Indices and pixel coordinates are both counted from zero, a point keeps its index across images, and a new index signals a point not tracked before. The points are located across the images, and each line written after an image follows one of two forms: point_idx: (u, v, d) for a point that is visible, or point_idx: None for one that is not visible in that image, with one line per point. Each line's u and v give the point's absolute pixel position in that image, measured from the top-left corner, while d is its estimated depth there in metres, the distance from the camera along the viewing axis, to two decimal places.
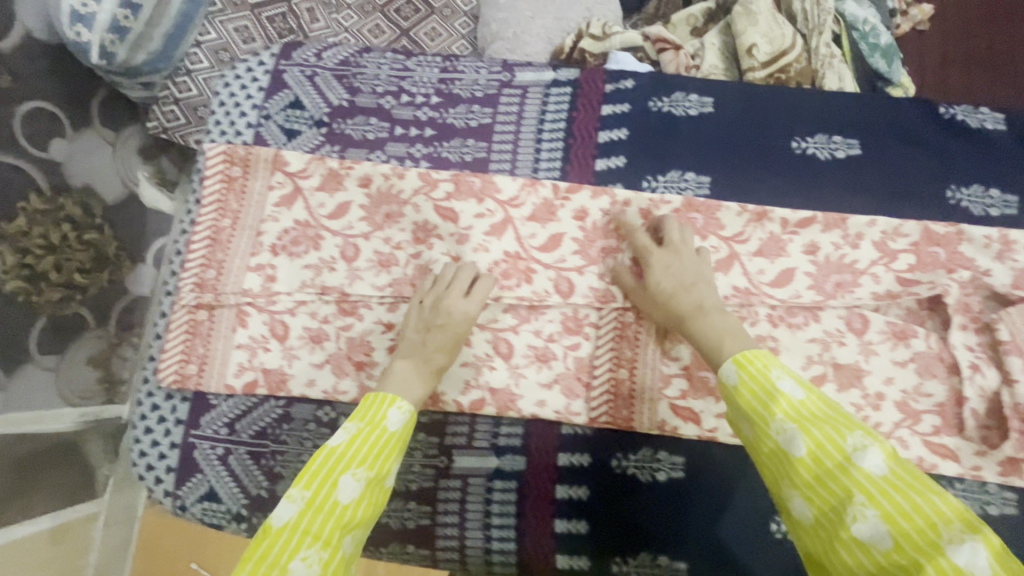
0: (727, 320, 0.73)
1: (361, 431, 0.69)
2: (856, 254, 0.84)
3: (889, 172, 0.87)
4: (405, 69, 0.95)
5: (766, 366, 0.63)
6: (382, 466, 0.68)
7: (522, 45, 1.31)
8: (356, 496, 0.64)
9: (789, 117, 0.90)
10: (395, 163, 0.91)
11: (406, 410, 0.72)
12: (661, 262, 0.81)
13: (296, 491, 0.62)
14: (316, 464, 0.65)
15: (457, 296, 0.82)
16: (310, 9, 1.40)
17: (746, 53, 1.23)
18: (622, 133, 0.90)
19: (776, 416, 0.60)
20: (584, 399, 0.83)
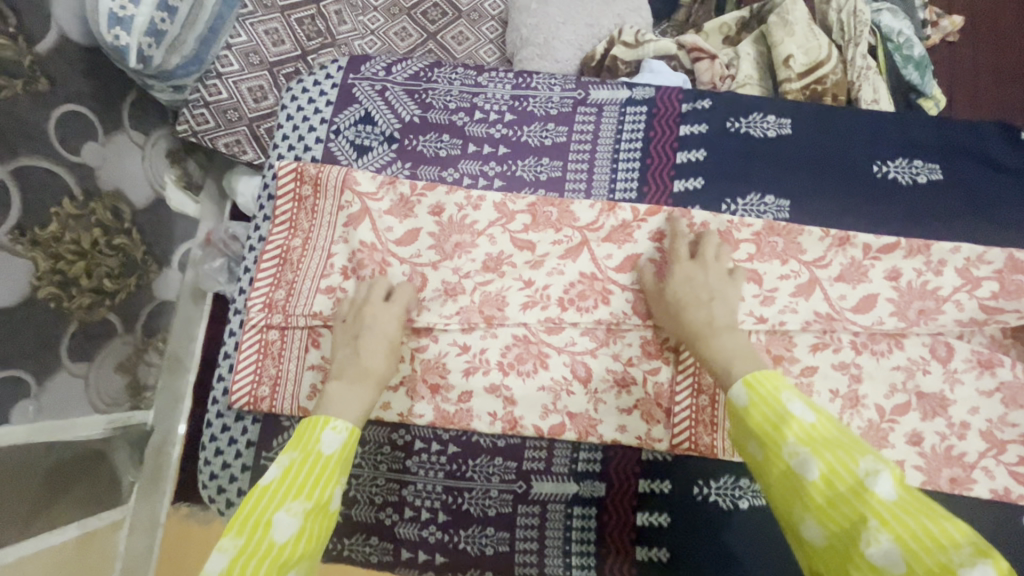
0: (740, 342, 0.73)
1: (295, 463, 0.65)
2: (939, 281, 0.83)
3: (970, 197, 0.86)
4: (477, 85, 0.94)
5: (776, 388, 0.63)
6: (323, 493, 0.64)
7: (552, 51, 1.30)
8: (294, 532, 0.60)
9: (867, 140, 0.89)
10: (469, 182, 0.90)
11: (343, 431, 0.69)
12: (688, 272, 0.80)
13: (228, 540, 0.58)
14: (247, 506, 0.61)
15: (378, 305, 0.82)
16: (337, 11, 1.37)
17: (782, 64, 1.22)
18: (701, 154, 0.89)
19: (788, 439, 0.59)
20: (664, 425, 0.82)
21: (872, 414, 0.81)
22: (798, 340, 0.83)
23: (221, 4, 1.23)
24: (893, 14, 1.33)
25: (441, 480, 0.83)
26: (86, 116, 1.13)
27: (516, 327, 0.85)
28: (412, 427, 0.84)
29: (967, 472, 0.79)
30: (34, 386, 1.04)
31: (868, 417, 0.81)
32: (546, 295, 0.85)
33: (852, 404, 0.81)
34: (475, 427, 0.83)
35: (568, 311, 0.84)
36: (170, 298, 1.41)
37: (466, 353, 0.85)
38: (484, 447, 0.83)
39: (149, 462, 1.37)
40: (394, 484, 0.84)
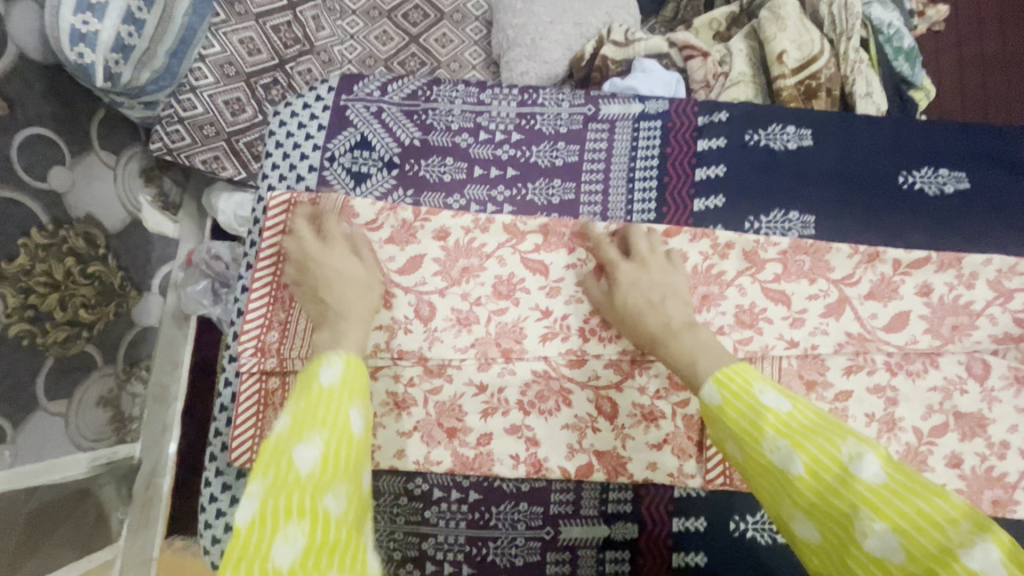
0: (703, 337, 0.70)
1: (299, 404, 0.55)
2: (971, 295, 0.80)
3: (994, 203, 0.83)
4: (480, 103, 0.88)
5: (748, 381, 0.56)
6: (339, 416, 0.54)
7: (541, 51, 1.23)
8: (320, 458, 0.50)
9: (891, 149, 0.85)
10: (477, 209, 0.84)
11: (338, 360, 0.59)
12: (629, 278, 0.77)
13: (255, 483, 0.48)
14: (261, 454, 0.51)
15: (345, 255, 0.79)
16: (315, 17, 1.28)
17: (776, 61, 1.17)
18: (720, 170, 0.85)
19: (767, 433, 0.52)
20: (697, 459, 0.78)
21: (910, 437, 0.78)
22: (830, 363, 0.79)
23: (191, 16, 1.14)
24: (884, 5, 1.29)
25: (464, 531, 0.78)
26: (49, 138, 1.03)
27: (535, 361, 0.80)
28: (429, 475, 0.79)
29: (1009, 492, 0.76)
30: (10, 430, 0.96)
31: (906, 440, 0.78)
32: (566, 326, 0.81)
33: (890, 427, 0.78)
34: (497, 472, 0.78)
35: (590, 343, 0.80)
36: (151, 324, 1.32)
37: (484, 393, 0.80)
38: (507, 493, 0.78)
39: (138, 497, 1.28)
40: (413, 538, 0.78)
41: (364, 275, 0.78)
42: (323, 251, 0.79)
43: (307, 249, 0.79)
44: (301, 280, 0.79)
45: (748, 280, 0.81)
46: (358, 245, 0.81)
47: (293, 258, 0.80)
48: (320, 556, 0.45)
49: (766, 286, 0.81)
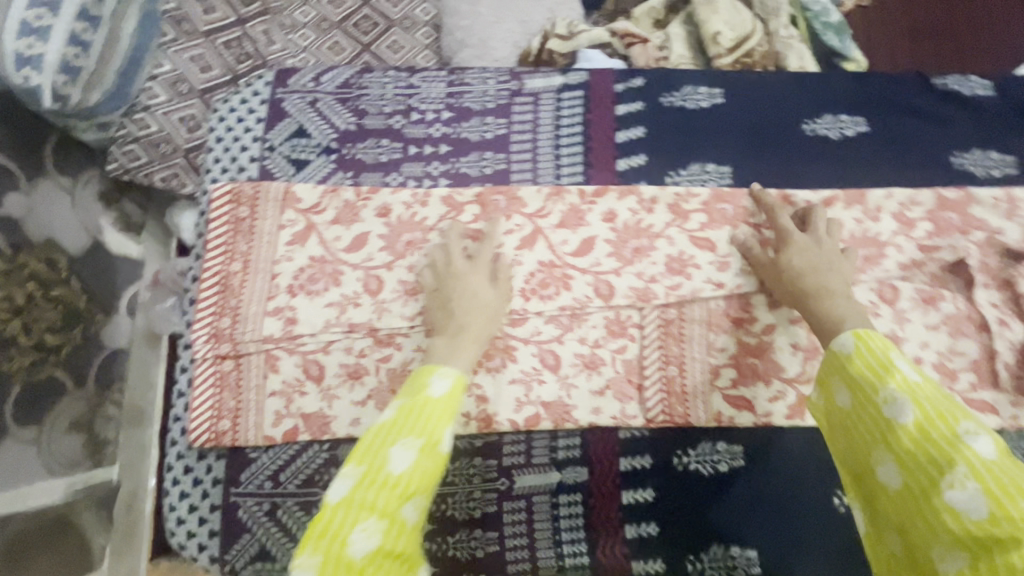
0: (855, 305, 0.73)
1: (407, 404, 0.62)
2: (878, 228, 0.87)
3: (893, 143, 0.89)
4: (411, 86, 0.92)
5: (886, 345, 0.61)
6: (433, 431, 0.60)
7: (490, 50, 1.30)
8: (410, 466, 0.58)
9: (797, 101, 0.91)
10: (414, 184, 0.89)
11: (449, 375, 0.65)
12: (804, 244, 0.81)
13: (350, 467, 0.58)
14: (366, 440, 0.60)
15: (483, 282, 0.81)
16: (264, 31, 1.27)
17: (711, 41, 1.25)
18: (640, 131, 0.90)
19: (887, 385, 0.58)
20: (638, 401, 0.82)
21: None
22: (754, 301, 0.85)
23: (138, 38, 1.15)
24: None
25: None
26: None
27: None
28: None
29: None
30: None
31: None
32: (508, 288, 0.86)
33: (813, 354, 0.83)
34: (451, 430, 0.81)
35: (532, 302, 0.85)
36: (121, 346, 1.29)
37: None
38: (461, 450, 0.82)
39: (118, 520, 1.26)
40: None
41: (496, 301, 0.81)
42: (467, 268, 0.82)
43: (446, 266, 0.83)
44: (437, 287, 0.82)
45: (676, 231, 0.87)
46: (497, 273, 0.83)
47: (435, 265, 0.83)
48: (385, 554, 0.55)
49: (692, 235, 0.87)
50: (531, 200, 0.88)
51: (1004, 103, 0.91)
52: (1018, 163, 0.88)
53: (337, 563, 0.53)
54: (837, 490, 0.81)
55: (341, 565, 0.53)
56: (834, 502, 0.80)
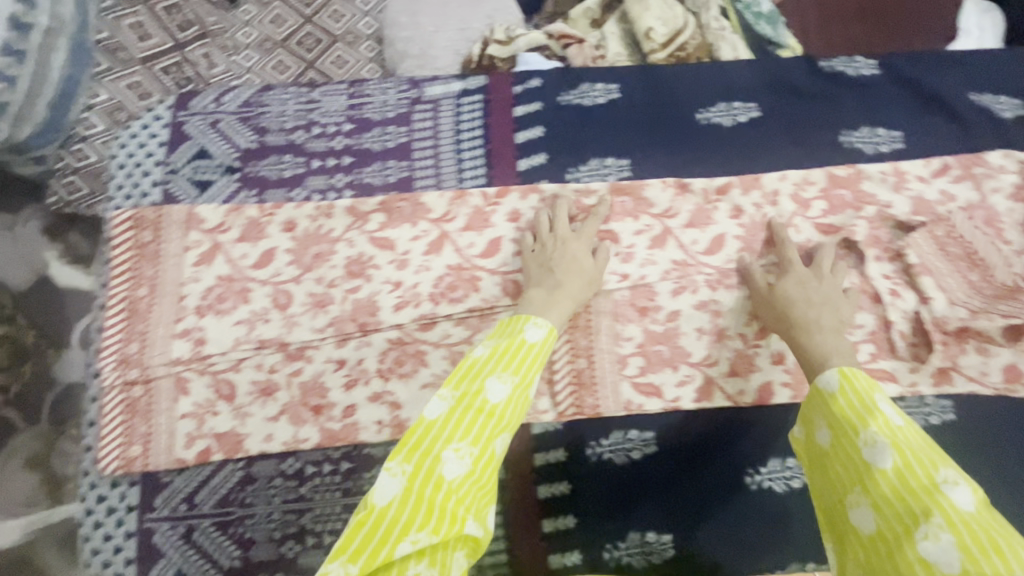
0: (840, 341, 0.74)
1: (500, 346, 0.68)
2: (775, 211, 0.89)
3: (784, 126, 0.92)
4: (312, 101, 0.93)
5: (872, 385, 0.61)
6: (526, 373, 0.66)
7: (432, 60, 1.17)
8: (504, 399, 0.63)
9: (692, 91, 0.94)
10: (318, 198, 0.89)
11: (543, 326, 0.70)
12: (802, 277, 0.82)
13: (446, 391, 0.63)
14: (464, 367, 0.65)
15: (583, 252, 0.83)
16: (205, 54, 1.13)
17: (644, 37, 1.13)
18: (539, 131, 0.92)
19: (868, 427, 0.57)
20: (549, 395, 0.84)
21: (738, 343, 0.85)
22: (659, 288, 0.87)
23: (70, 66, 1.01)
24: None
25: (339, 500, 0.81)
26: None
27: (390, 330, 0.85)
28: (299, 454, 0.82)
29: None
30: None
31: (735, 346, 0.85)
32: (417, 293, 0.86)
33: (718, 337, 0.85)
34: (364, 438, 0.82)
35: (441, 305, 0.86)
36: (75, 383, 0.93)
37: (344, 367, 0.84)
38: (376, 458, 0.82)
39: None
40: (291, 515, 0.81)
41: (593, 270, 0.82)
42: (569, 237, 0.84)
43: (550, 230, 0.85)
44: (537, 249, 0.84)
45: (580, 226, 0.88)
46: (598, 248, 0.85)
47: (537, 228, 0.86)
48: (473, 481, 0.58)
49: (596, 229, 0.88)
50: (434, 205, 0.89)
51: (890, 80, 0.94)
52: (905, 138, 0.91)
53: (428, 477, 0.56)
54: (748, 469, 0.82)
55: (432, 477, 0.56)
56: (746, 480, 0.82)
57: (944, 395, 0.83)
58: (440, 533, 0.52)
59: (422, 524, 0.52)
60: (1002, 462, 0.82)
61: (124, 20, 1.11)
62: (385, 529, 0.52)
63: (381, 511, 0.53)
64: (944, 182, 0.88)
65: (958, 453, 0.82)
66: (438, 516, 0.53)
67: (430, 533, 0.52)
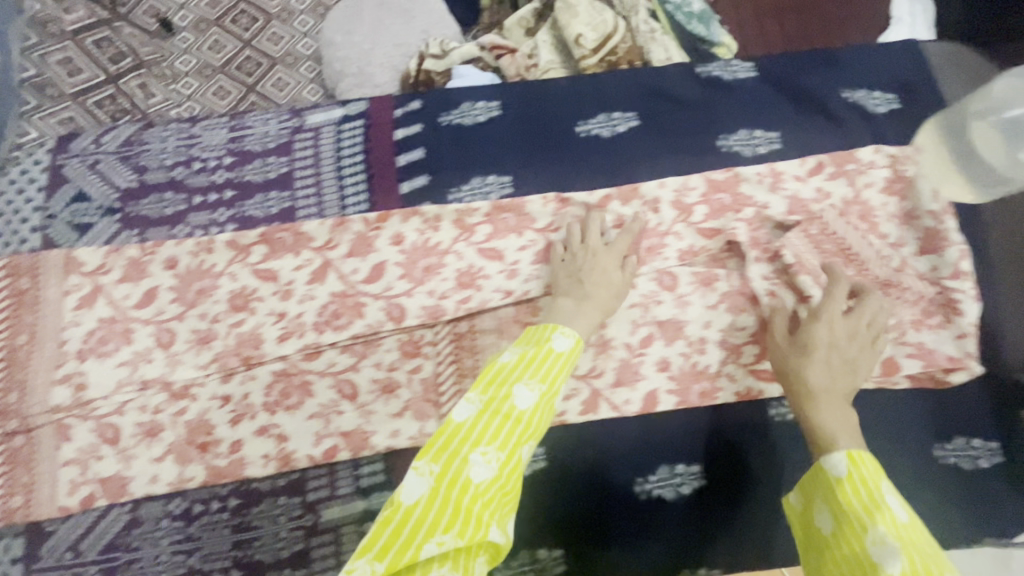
0: (849, 417, 0.72)
1: (527, 353, 0.67)
2: (657, 218, 0.89)
3: (663, 133, 0.93)
4: (192, 136, 0.93)
5: (880, 479, 0.60)
6: (553, 382, 0.66)
7: (369, 77, 1.23)
8: (532, 406, 0.62)
9: (572, 104, 0.94)
10: (200, 234, 0.89)
11: (570, 336, 0.70)
12: (835, 330, 0.77)
13: (474, 395, 0.62)
14: (490, 374, 0.65)
15: (613, 265, 0.84)
16: (142, 85, 1.27)
17: (574, 44, 1.19)
18: (420, 153, 0.92)
19: (877, 527, 0.56)
20: (436, 417, 0.84)
21: (623, 352, 0.85)
22: (543, 303, 0.87)
23: None
24: None
25: (228, 538, 0.80)
26: None
27: (274, 362, 0.85)
28: (186, 494, 0.81)
29: (713, 382, 0.85)
30: None
31: (620, 356, 0.85)
32: (301, 323, 0.86)
33: (603, 348, 0.85)
34: (251, 473, 0.82)
35: (325, 334, 0.85)
36: None
37: (229, 403, 0.84)
38: (264, 491, 0.82)
39: None
40: (180, 556, 0.80)
41: (621, 282, 0.83)
42: (601, 248, 0.85)
43: (580, 241, 0.86)
44: (566, 257, 0.86)
45: (463, 246, 0.88)
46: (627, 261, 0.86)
47: (569, 236, 0.87)
48: (499, 487, 0.57)
49: (480, 247, 0.88)
50: (315, 233, 0.88)
51: (765, 82, 0.95)
52: (783, 138, 0.92)
53: (455, 479, 0.55)
54: (637, 478, 0.83)
55: (460, 480, 0.55)
56: (635, 490, 0.83)
57: None
58: (466, 535, 0.51)
59: (448, 525, 0.51)
60: (887, 454, 0.83)
61: (52, 57, 1.24)
62: (410, 529, 0.51)
63: (408, 510, 0.53)
64: (819, 180, 0.89)
65: None
66: (464, 519, 0.52)
67: (456, 535, 0.51)
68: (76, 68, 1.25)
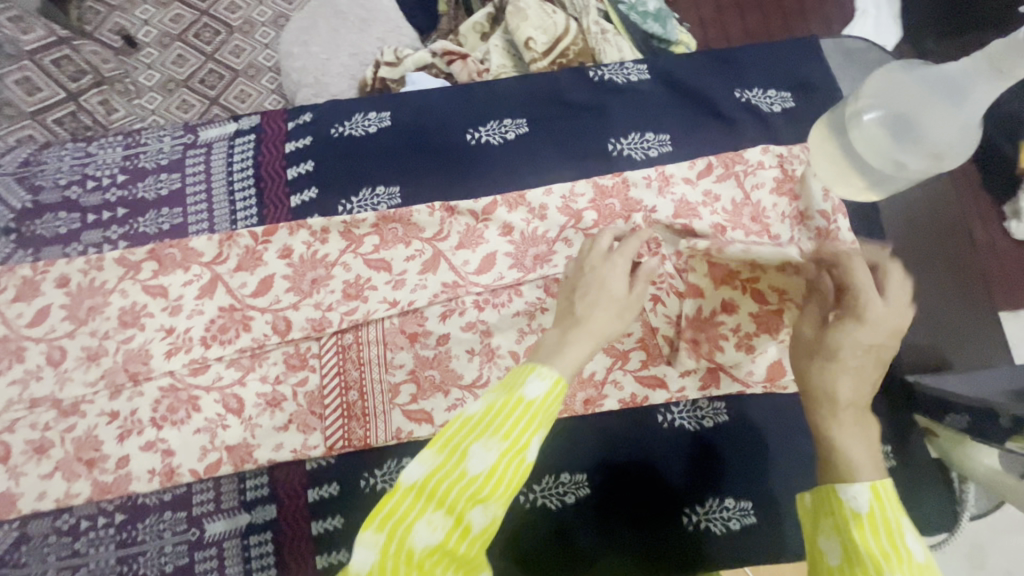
0: (869, 434, 0.60)
1: (497, 400, 0.55)
2: (546, 225, 0.88)
3: (552, 139, 0.93)
4: (87, 155, 0.95)
5: (897, 513, 0.52)
6: (521, 437, 0.54)
7: (325, 86, 1.20)
8: (490, 469, 0.53)
9: (462, 112, 0.95)
10: (93, 252, 0.90)
11: (549, 377, 0.57)
12: (876, 328, 0.63)
13: (428, 452, 0.54)
14: (452, 426, 0.55)
15: (615, 281, 0.72)
16: (104, 102, 1.27)
17: (524, 47, 1.12)
18: (309, 165, 0.93)
19: (892, 573, 0.49)
20: (320, 430, 0.84)
21: (509, 361, 0.84)
22: (428, 313, 0.86)
23: None
24: None
25: (113, 553, 0.81)
26: None
27: (162, 378, 0.85)
28: (73, 509, 0.82)
29: (598, 390, 0.84)
30: None
31: (506, 365, 0.84)
32: (188, 338, 0.86)
33: (489, 356, 0.84)
34: (136, 489, 0.82)
35: (211, 348, 0.86)
36: None
37: (117, 419, 0.84)
38: (151, 506, 0.83)
39: None
40: (66, 571, 0.81)
41: (623, 298, 0.70)
42: (600, 267, 0.73)
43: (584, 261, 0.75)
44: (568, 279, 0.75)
45: (350, 257, 0.88)
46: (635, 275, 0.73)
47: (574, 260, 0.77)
48: (447, 555, 0.51)
49: (367, 259, 0.88)
50: (203, 248, 0.89)
51: (656, 84, 0.95)
52: (673, 141, 0.92)
53: (398, 548, 0.50)
54: (524, 487, 0.83)
55: (402, 552, 0.50)
56: (521, 499, 0.82)
57: (715, 397, 0.84)
58: None
59: None
60: (771, 457, 0.83)
61: (10, 77, 1.22)
62: None
63: None
64: (708, 182, 0.88)
65: (727, 454, 0.83)
66: None
67: None
68: (35, 87, 1.23)
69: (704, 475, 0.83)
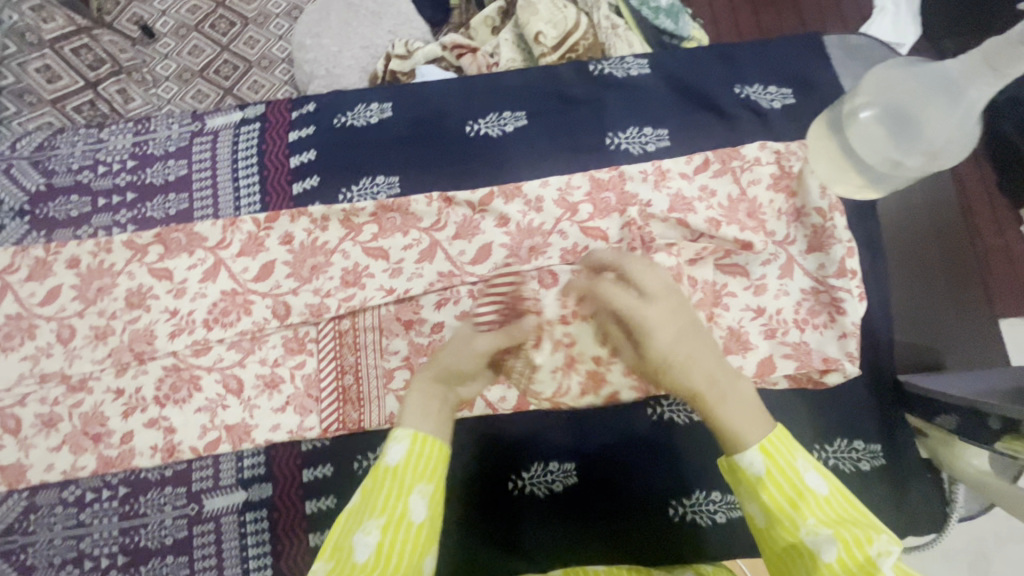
0: (742, 396, 0.58)
1: (368, 486, 0.58)
2: (542, 217, 0.89)
3: (550, 133, 0.94)
4: (99, 141, 0.98)
5: (792, 454, 0.55)
6: (397, 505, 0.56)
7: (336, 78, 1.22)
8: (375, 550, 0.54)
9: (462, 105, 0.96)
10: (102, 234, 0.93)
11: (403, 438, 0.59)
12: (660, 320, 0.61)
13: (320, 564, 0.55)
14: (338, 527, 0.58)
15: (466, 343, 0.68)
16: (121, 90, 1.30)
17: (533, 42, 1.12)
18: (311, 154, 0.95)
19: (807, 518, 0.52)
20: (316, 412, 0.86)
21: None
22: (424, 302, 0.88)
23: None
24: None
25: (116, 524, 0.84)
26: None
27: (166, 358, 0.88)
28: (79, 481, 0.86)
29: None
30: None
31: None
32: (191, 320, 0.89)
33: None
34: (139, 464, 0.85)
35: (213, 331, 0.88)
36: None
37: (122, 396, 0.87)
38: (152, 481, 0.86)
39: None
40: (71, 541, 0.84)
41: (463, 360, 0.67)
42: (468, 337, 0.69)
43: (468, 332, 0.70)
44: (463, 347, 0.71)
45: (349, 244, 0.90)
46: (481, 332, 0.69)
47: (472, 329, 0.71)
48: None
49: (366, 246, 0.90)
50: (207, 232, 0.91)
51: (657, 79, 0.96)
52: (671, 135, 0.92)
53: None
54: (512, 473, 0.84)
55: None
56: (508, 485, 0.84)
57: None
58: None
59: None
60: None
61: (31, 66, 1.28)
62: None
63: None
64: (704, 178, 0.89)
65: (714, 448, 0.84)
66: None
67: None
68: (55, 75, 1.28)
69: (690, 468, 0.83)
